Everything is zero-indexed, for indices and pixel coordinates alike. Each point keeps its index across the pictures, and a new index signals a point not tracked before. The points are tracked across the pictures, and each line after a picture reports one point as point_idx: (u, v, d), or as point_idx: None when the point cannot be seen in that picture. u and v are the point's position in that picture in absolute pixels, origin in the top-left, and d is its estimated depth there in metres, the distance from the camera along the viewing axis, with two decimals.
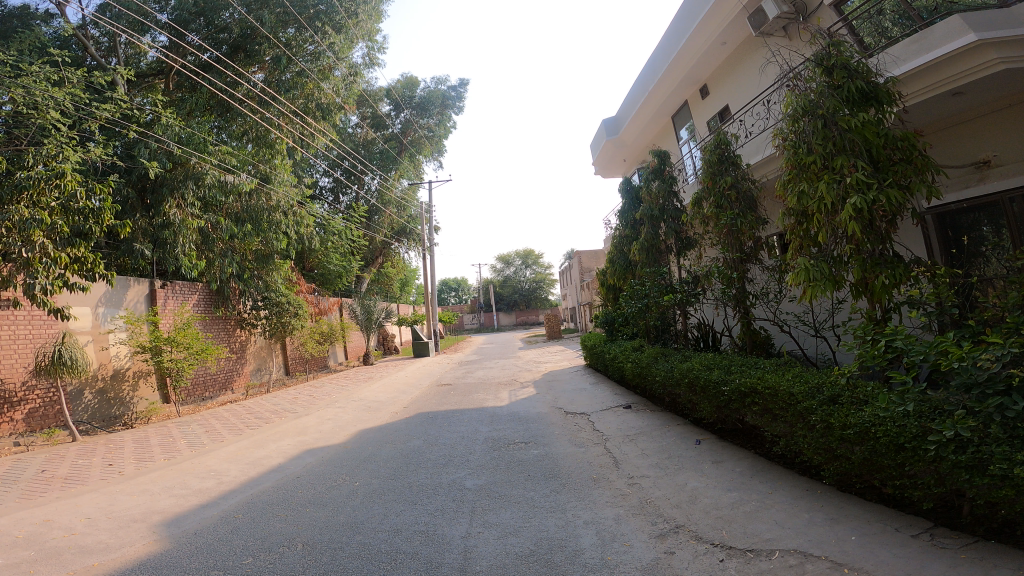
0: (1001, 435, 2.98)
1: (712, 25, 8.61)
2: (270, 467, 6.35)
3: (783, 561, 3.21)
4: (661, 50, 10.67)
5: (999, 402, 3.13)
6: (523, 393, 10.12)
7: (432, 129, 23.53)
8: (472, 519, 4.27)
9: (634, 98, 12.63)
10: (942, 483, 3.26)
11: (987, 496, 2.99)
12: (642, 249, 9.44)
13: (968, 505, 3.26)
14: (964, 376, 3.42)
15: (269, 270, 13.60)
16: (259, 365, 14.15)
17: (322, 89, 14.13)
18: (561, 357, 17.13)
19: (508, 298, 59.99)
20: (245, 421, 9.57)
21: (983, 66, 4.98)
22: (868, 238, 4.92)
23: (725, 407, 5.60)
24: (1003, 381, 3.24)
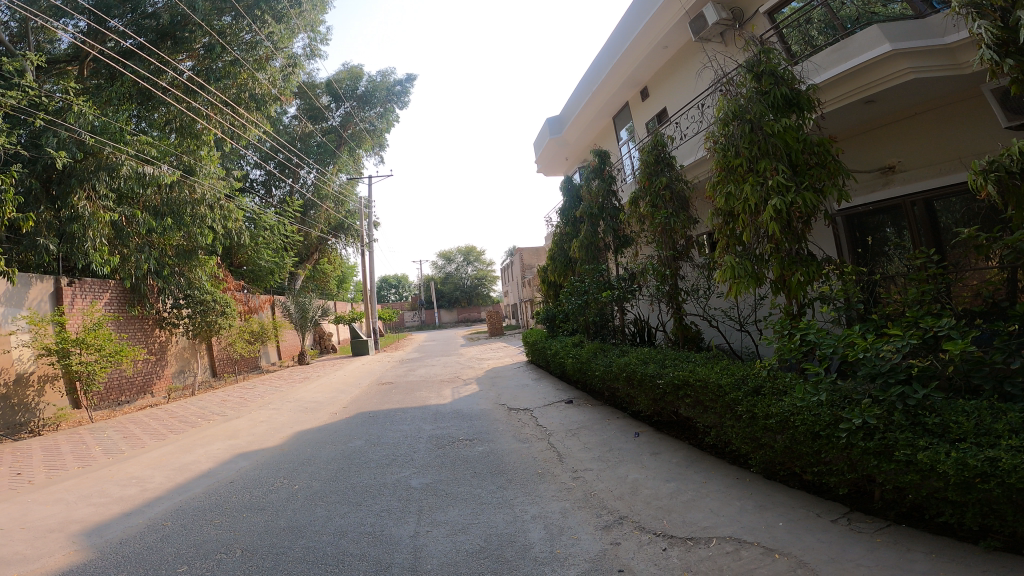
0: (904, 422, 3.30)
1: (656, 28, 8.80)
2: (199, 472, 6.06)
3: (721, 548, 3.36)
4: (607, 50, 10.86)
5: (902, 391, 3.50)
6: (465, 390, 10.10)
7: (374, 123, 23.13)
8: (419, 518, 4.25)
9: (578, 97, 12.78)
10: (854, 469, 3.50)
11: (895, 482, 3.23)
12: (581, 247, 9.56)
13: (879, 491, 3.50)
14: (868, 365, 3.77)
15: (193, 266, 12.94)
16: (182, 367, 13.51)
17: (257, 80, 13.74)
18: (504, 353, 17.22)
19: (449, 295, 59.61)
20: (168, 425, 9.07)
21: (896, 75, 5.29)
22: (786, 238, 5.24)
23: (660, 400, 5.79)
24: (903, 371, 3.67)
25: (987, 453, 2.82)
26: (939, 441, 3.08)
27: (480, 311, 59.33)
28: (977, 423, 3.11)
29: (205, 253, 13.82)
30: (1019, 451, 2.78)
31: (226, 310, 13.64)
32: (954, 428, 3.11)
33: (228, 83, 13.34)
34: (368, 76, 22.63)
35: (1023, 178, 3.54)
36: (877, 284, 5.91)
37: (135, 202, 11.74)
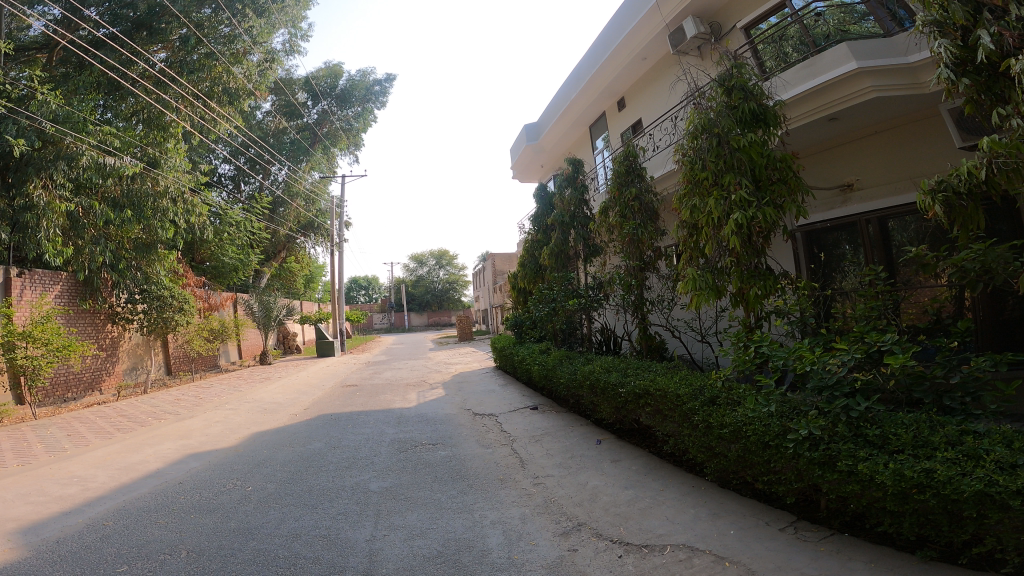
0: (847, 433, 3.51)
1: (636, 40, 8.92)
2: (146, 472, 5.89)
3: (674, 555, 3.39)
4: (587, 60, 10.97)
5: (846, 404, 3.69)
6: (431, 395, 10.03)
7: (350, 122, 22.96)
8: (376, 521, 4.19)
9: (557, 105, 12.88)
10: (801, 478, 3.69)
11: (838, 491, 3.43)
12: (551, 254, 9.63)
13: (824, 500, 3.67)
14: (816, 378, 4.02)
15: (151, 261, 12.51)
16: (134, 364, 13.15)
17: (232, 74, 13.56)
18: (472, 358, 17.19)
19: (420, 298, 59.20)
20: (116, 424, 8.80)
21: (860, 93, 5.44)
22: (746, 252, 5.39)
23: (622, 408, 5.83)
24: (849, 384, 3.90)
25: (923, 465, 3.01)
26: (878, 453, 3.28)
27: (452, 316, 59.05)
28: (915, 435, 3.34)
29: (164, 247, 13.47)
30: (951, 463, 3.00)
31: (184, 307, 13.25)
32: (894, 439, 3.33)
33: (203, 76, 13.17)
34: (347, 75, 22.77)
35: (967, 199, 3.74)
36: (828, 300, 6.22)
37: (92, 192, 11.36)
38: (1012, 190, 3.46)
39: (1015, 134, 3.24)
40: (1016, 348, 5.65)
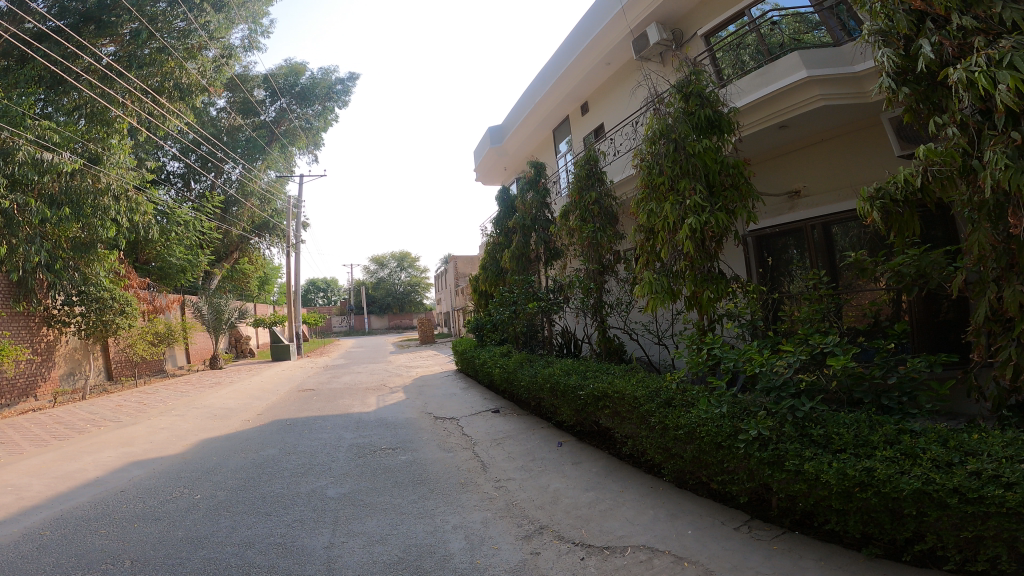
0: (794, 433, 3.66)
1: (601, 45, 9.03)
2: (85, 481, 5.64)
3: (635, 556, 3.43)
4: (552, 64, 11.05)
5: (792, 404, 3.89)
6: (390, 398, 9.90)
7: (311, 121, 22.48)
8: (334, 528, 4.12)
9: (521, 108, 12.93)
10: (752, 478, 3.82)
11: (786, 490, 3.57)
12: (512, 257, 9.65)
13: (775, 499, 3.80)
14: (764, 379, 4.20)
15: (90, 261, 12.11)
16: (70, 369, 12.52)
17: (185, 69, 13.01)
18: (434, 362, 17.05)
19: (381, 301, 58.34)
20: (53, 431, 8.40)
21: (808, 100, 5.61)
22: (699, 255, 5.55)
23: (581, 410, 5.88)
24: (794, 385, 4.09)
25: (863, 464, 3.17)
26: (823, 452, 3.43)
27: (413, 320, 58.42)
28: (855, 434, 3.51)
29: (104, 247, 12.92)
30: (890, 462, 3.16)
31: (126, 310, 12.76)
32: (836, 439, 3.48)
33: (152, 71, 12.69)
34: (309, 73, 22.19)
35: (903, 207, 3.94)
36: (776, 303, 6.47)
37: (28, 188, 10.74)
38: (945, 198, 3.68)
39: (947, 143, 3.45)
40: (949, 349, 5.96)
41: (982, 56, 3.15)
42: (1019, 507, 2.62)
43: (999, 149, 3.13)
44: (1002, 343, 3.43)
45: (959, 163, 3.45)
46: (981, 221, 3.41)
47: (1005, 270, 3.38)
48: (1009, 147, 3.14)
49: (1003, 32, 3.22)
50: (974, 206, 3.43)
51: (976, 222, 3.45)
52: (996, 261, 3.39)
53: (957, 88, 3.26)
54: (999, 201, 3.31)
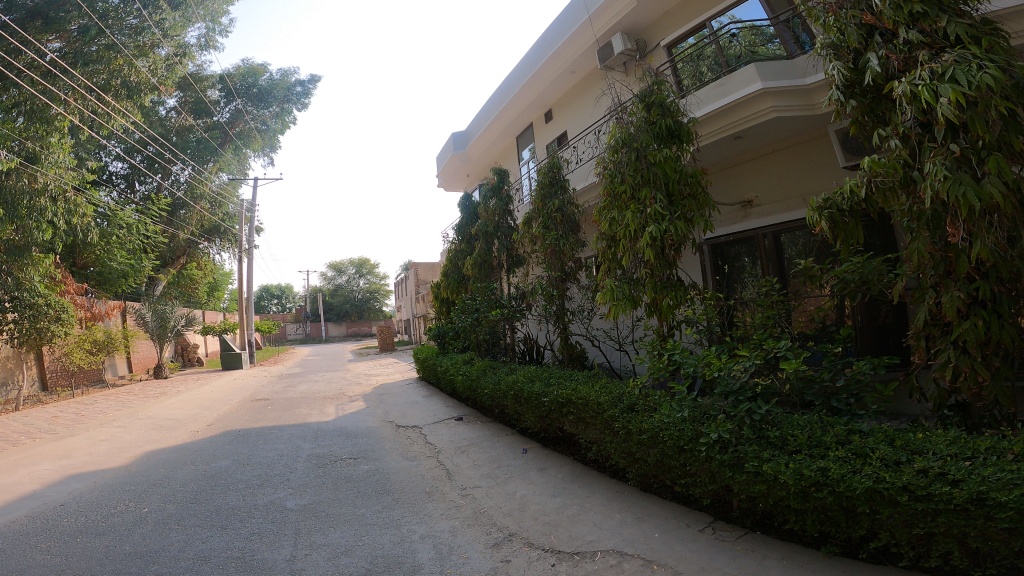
0: (752, 435, 3.78)
1: (566, 53, 9.16)
2: (21, 495, 5.32)
3: (605, 561, 3.46)
4: (517, 71, 11.13)
5: (750, 407, 3.98)
6: (349, 407, 9.71)
7: (266, 122, 22.10)
8: (296, 541, 4.00)
9: (485, 115, 12.96)
10: (714, 480, 3.92)
11: (747, 491, 3.67)
12: (475, 264, 9.63)
13: (736, 500, 3.90)
14: (723, 384, 4.29)
15: (24, 264, 11.42)
16: (1, 380, 11.71)
17: (135, 67, 12.73)
18: (393, 369, 16.81)
19: (338, 308, 57.16)
20: None
21: (762, 112, 5.81)
22: (659, 263, 5.69)
23: (546, 417, 5.91)
24: (750, 389, 4.20)
25: (819, 464, 3.29)
26: (780, 454, 3.55)
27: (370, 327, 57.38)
28: (809, 436, 3.63)
29: (40, 251, 12.29)
30: (843, 461, 3.29)
31: (62, 316, 12.07)
32: (792, 440, 3.61)
33: (98, 68, 12.29)
34: (268, 75, 21.76)
35: (850, 217, 4.11)
36: (731, 309, 6.66)
37: None
38: (886, 209, 3.84)
39: (890, 155, 3.63)
40: (890, 351, 6.27)
41: (926, 69, 3.35)
42: (964, 504, 2.75)
43: (940, 161, 3.31)
44: (940, 346, 3.61)
45: (901, 175, 3.62)
46: (921, 230, 3.59)
47: (942, 277, 3.56)
48: (947, 159, 3.34)
49: (946, 46, 3.47)
50: (914, 216, 3.61)
51: (915, 231, 3.63)
52: (934, 268, 3.57)
53: (903, 101, 3.46)
54: (938, 211, 3.50)
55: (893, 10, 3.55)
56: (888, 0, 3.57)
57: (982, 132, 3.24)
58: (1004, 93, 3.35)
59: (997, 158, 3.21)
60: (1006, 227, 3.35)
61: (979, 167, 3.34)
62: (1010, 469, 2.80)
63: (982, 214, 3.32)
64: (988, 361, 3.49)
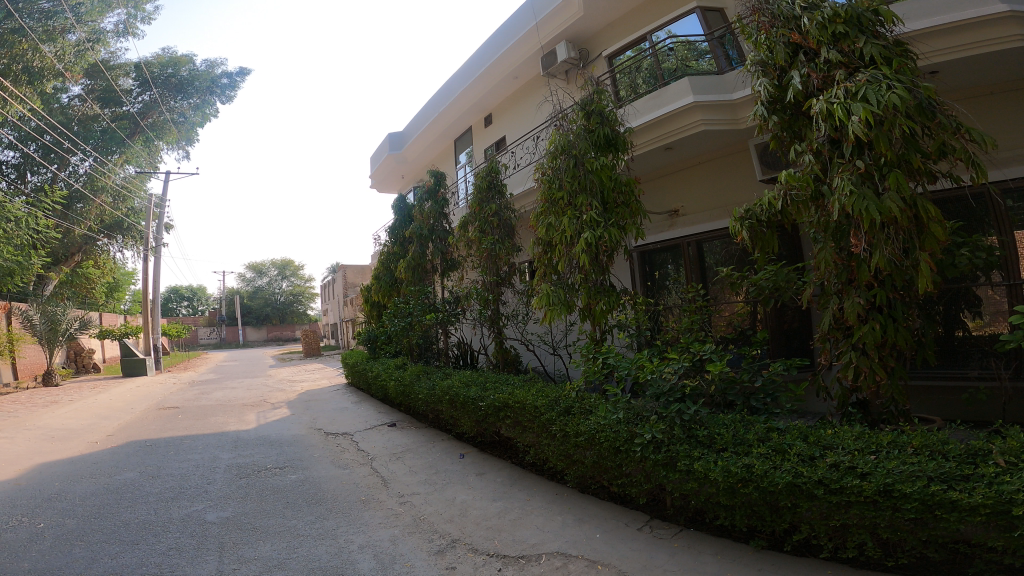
0: (682, 435, 3.92)
1: (509, 58, 9.22)
2: None
3: (551, 563, 3.50)
4: (458, 74, 11.09)
5: (680, 408, 4.12)
6: (271, 416, 9.27)
7: (184, 114, 20.67)
8: (221, 555, 3.78)
9: (423, 116, 12.82)
10: (649, 479, 4.06)
11: (680, 489, 3.82)
12: (408, 267, 9.51)
13: (670, 498, 4.04)
14: (655, 386, 4.42)
15: None
16: None
17: (43, 55, 14.80)
18: (319, 375, 16.22)
19: (258, 312, 53.90)
20: None
21: (692, 124, 6.08)
22: (593, 268, 5.83)
23: (482, 421, 5.90)
24: (679, 390, 4.35)
25: (744, 461, 3.47)
26: (709, 452, 3.72)
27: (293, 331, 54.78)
28: (734, 434, 3.81)
29: None
30: (766, 458, 3.48)
31: None
32: (719, 438, 3.77)
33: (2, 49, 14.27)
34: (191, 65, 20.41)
35: (767, 228, 4.37)
36: (659, 314, 6.90)
37: None
38: (798, 221, 4.12)
39: (804, 169, 3.90)
40: (799, 353, 6.72)
41: (841, 88, 3.61)
42: (873, 495, 2.97)
43: (846, 177, 3.58)
44: (843, 349, 3.89)
45: (812, 189, 3.89)
46: (828, 241, 3.89)
47: (845, 284, 3.84)
48: (854, 174, 3.61)
49: (861, 65, 3.74)
50: (823, 227, 3.90)
51: (823, 241, 3.93)
52: (837, 276, 3.86)
53: (819, 117, 3.72)
54: (842, 224, 3.80)
55: (818, 30, 3.82)
56: (815, 20, 3.83)
57: (884, 150, 3.51)
58: (908, 112, 3.60)
59: (897, 175, 3.49)
60: (903, 238, 3.63)
61: (881, 183, 3.63)
62: (912, 462, 3.04)
63: (881, 226, 3.60)
64: (884, 361, 3.80)
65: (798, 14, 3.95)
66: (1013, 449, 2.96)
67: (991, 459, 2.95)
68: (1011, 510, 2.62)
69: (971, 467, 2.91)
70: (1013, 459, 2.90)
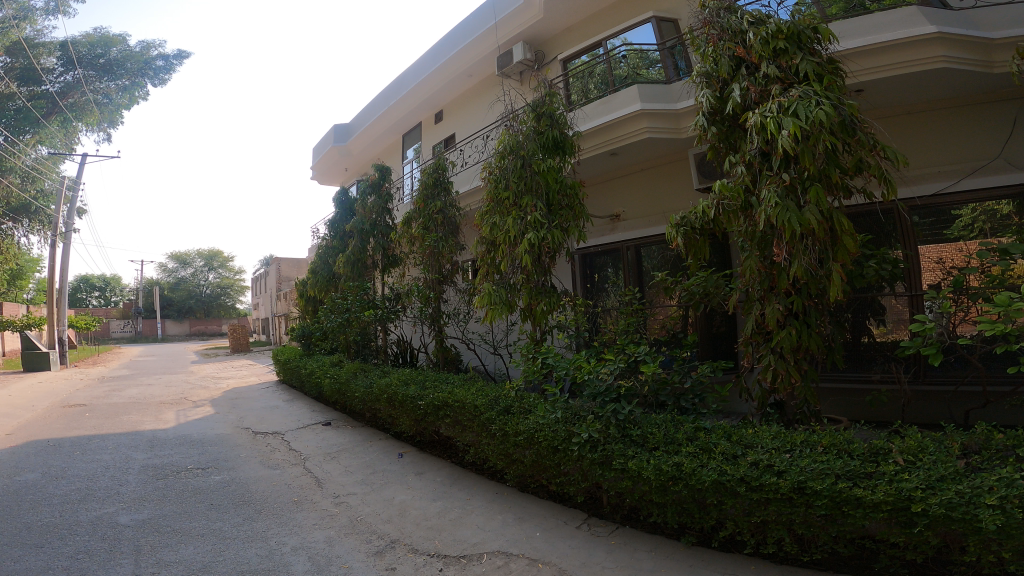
0: (617, 434, 4.02)
1: (466, 56, 9.17)
2: None
3: (492, 562, 3.50)
4: (412, 69, 10.93)
5: (615, 408, 4.23)
6: (194, 413, 8.82)
7: (109, 96, 18.95)
8: (138, 559, 3.57)
9: (372, 109, 12.54)
10: (585, 478, 4.12)
11: (616, 487, 3.90)
12: (348, 262, 9.35)
13: (607, 497, 4.12)
14: (592, 385, 4.51)
15: None
16: None
17: None
18: (247, 372, 15.57)
19: (179, 304, 51.14)
20: None
21: (637, 131, 6.25)
22: (535, 269, 5.90)
23: (421, 420, 5.82)
24: (615, 391, 4.45)
25: (674, 460, 3.60)
26: (643, 450, 3.82)
27: (217, 326, 52.31)
28: (665, 433, 3.93)
29: None
30: (694, 456, 3.62)
31: None
32: (651, 438, 3.89)
33: None
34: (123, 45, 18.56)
35: (700, 235, 4.54)
36: (597, 316, 7.03)
37: None
38: (728, 229, 4.30)
39: (736, 180, 4.08)
40: (725, 356, 7.01)
41: (775, 103, 3.78)
42: (789, 492, 3.14)
43: (772, 189, 3.77)
44: (762, 353, 4.10)
45: (742, 199, 4.07)
46: (753, 250, 4.08)
47: (766, 291, 4.04)
48: (779, 187, 3.81)
49: (796, 82, 3.94)
50: (750, 236, 4.09)
51: (749, 250, 4.13)
52: (760, 283, 4.05)
53: (753, 129, 3.89)
54: (766, 234, 4.00)
55: (760, 45, 3.99)
56: (759, 35, 3.99)
57: (809, 164, 3.70)
58: (833, 128, 3.80)
59: (818, 190, 3.71)
60: (819, 249, 3.86)
61: (803, 196, 3.84)
62: (822, 460, 3.23)
63: (800, 237, 3.82)
64: (799, 364, 4.02)
65: (744, 29, 4.12)
66: (910, 449, 3.20)
67: (892, 457, 3.17)
68: (909, 506, 2.82)
69: (873, 465, 3.13)
70: (910, 457, 3.14)
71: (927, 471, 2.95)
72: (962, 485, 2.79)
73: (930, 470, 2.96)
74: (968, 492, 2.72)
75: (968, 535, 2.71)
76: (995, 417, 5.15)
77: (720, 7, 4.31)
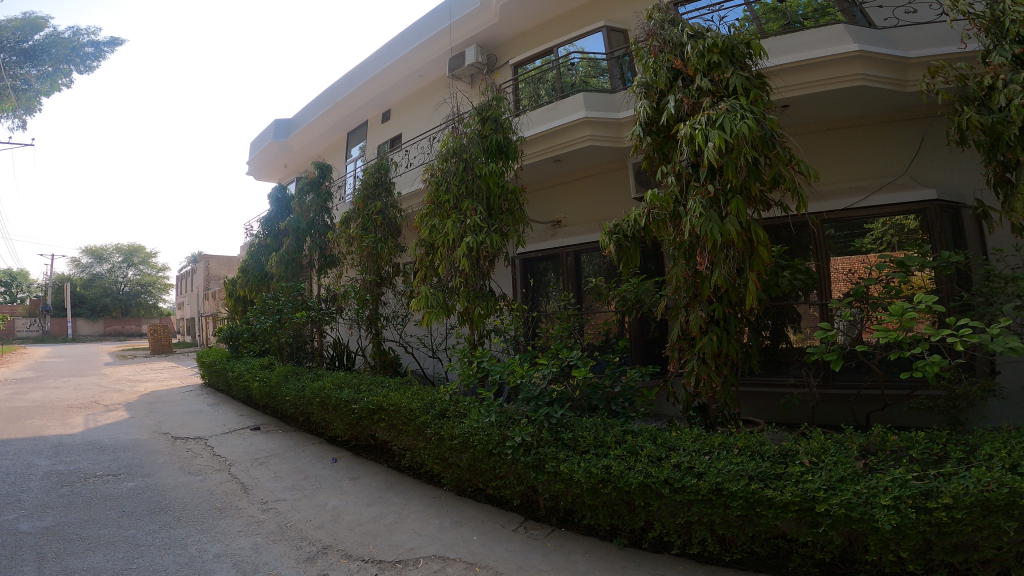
0: (550, 438, 4.06)
1: (417, 56, 9.11)
2: None
3: (428, 567, 3.45)
4: (359, 66, 10.76)
5: (547, 411, 4.27)
6: (106, 419, 8.26)
7: (29, 82, 16.20)
8: (40, 568, 3.31)
9: (315, 105, 12.25)
10: (521, 481, 4.12)
11: (549, 490, 3.93)
12: (281, 261, 9.04)
13: (541, 500, 4.15)
14: (525, 390, 4.53)
15: None
16: None
17: None
18: (168, 375, 14.74)
19: (92, 303, 46.93)
20: None
21: (580, 138, 6.38)
22: (474, 273, 5.91)
23: (356, 424, 5.68)
24: (547, 395, 4.48)
25: (603, 462, 3.67)
26: (573, 454, 3.87)
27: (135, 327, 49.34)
28: (595, 436, 4.01)
29: None
30: (622, 458, 3.70)
31: None
32: (582, 441, 3.95)
33: None
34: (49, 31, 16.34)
35: (632, 242, 4.67)
36: (534, 321, 7.04)
37: None
38: (658, 237, 4.43)
39: (666, 191, 4.22)
40: (656, 361, 7.20)
41: (704, 116, 3.94)
42: (708, 493, 3.25)
43: (698, 200, 3.94)
44: (688, 357, 4.24)
45: (671, 209, 4.21)
46: (680, 258, 4.20)
47: (691, 298, 4.20)
48: (705, 198, 3.98)
49: (726, 95, 4.12)
50: (678, 245, 4.22)
51: (676, 259, 4.25)
52: (685, 291, 4.19)
53: (683, 141, 4.05)
54: (692, 243, 4.13)
55: (696, 59, 4.17)
56: (696, 49, 4.17)
57: (732, 177, 3.88)
58: (755, 143, 4.00)
59: (738, 202, 3.89)
60: (738, 259, 4.04)
61: (725, 208, 4.02)
62: (737, 462, 3.38)
63: (722, 247, 3.99)
64: (720, 369, 4.19)
65: (683, 42, 4.29)
66: (814, 450, 3.40)
67: (799, 458, 3.36)
68: (814, 506, 2.97)
69: (783, 467, 3.30)
70: (815, 458, 3.32)
71: (830, 472, 3.13)
72: (861, 485, 2.97)
73: (833, 470, 3.14)
74: (866, 493, 2.90)
75: (868, 534, 2.87)
76: (893, 419, 5.55)
77: (664, 20, 4.47)
